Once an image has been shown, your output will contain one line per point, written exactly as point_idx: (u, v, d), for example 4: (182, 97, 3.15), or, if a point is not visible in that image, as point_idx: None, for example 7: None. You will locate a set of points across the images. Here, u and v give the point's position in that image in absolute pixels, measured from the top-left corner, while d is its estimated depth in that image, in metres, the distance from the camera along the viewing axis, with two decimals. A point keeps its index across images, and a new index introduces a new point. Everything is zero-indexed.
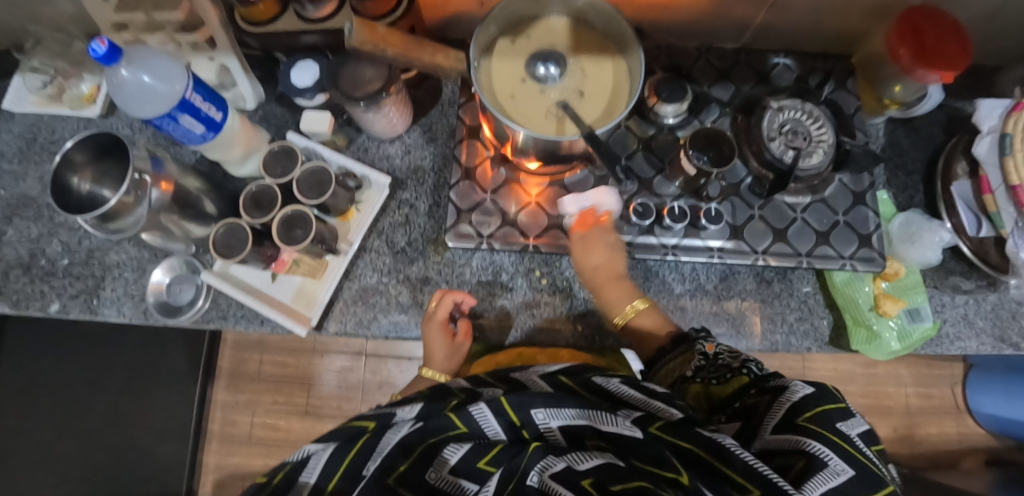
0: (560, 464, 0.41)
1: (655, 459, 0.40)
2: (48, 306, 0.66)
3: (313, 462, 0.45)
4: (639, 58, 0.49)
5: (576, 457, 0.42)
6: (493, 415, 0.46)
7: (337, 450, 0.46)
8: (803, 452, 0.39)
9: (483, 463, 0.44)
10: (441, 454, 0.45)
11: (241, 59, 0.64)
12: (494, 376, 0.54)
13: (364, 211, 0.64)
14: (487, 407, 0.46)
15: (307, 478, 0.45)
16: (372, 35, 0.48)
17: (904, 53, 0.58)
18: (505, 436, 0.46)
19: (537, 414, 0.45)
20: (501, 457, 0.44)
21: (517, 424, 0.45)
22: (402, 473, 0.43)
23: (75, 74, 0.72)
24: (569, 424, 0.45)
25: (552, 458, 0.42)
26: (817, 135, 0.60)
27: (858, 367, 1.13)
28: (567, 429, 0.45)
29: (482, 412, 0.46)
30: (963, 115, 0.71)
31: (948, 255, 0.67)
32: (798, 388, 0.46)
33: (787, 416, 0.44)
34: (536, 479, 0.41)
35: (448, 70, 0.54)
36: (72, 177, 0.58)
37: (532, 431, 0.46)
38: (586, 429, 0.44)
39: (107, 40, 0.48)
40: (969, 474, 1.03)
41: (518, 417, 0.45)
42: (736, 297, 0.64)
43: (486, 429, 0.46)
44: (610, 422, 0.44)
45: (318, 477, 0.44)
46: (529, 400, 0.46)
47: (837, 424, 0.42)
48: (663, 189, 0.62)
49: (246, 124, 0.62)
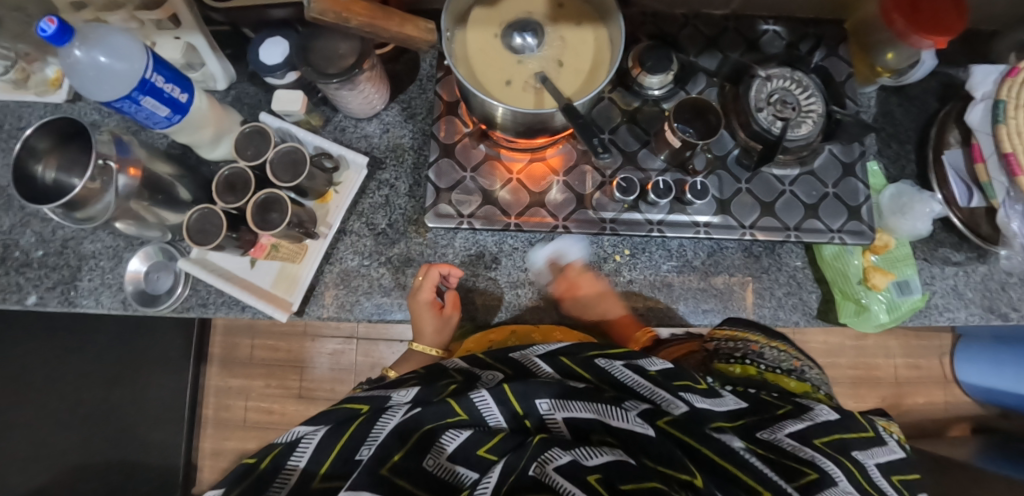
0: (563, 458, 0.41)
1: (667, 459, 0.41)
2: (24, 299, 0.65)
3: (303, 445, 0.45)
4: (620, 29, 0.47)
5: (584, 452, 0.42)
6: (496, 404, 0.45)
7: (329, 433, 0.45)
8: (814, 465, 0.41)
9: (483, 451, 0.44)
10: (440, 441, 0.44)
11: (207, 36, 0.61)
12: (493, 357, 0.53)
13: (343, 192, 0.62)
14: (489, 395, 0.46)
15: (297, 462, 0.44)
16: (334, 3, 0.46)
17: (897, 19, 0.56)
18: (507, 425, 0.45)
19: (541, 404, 0.46)
20: (502, 445, 0.44)
21: (520, 414, 0.45)
22: (395, 462, 0.42)
23: (39, 57, 0.69)
24: (573, 416, 0.45)
25: (556, 450, 0.42)
26: (806, 104, 0.58)
27: (849, 339, 1.13)
28: (572, 422, 0.45)
29: (484, 400, 0.46)
30: (956, 82, 0.69)
31: (938, 226, 0.66)
32: (821, 413, 0.47)
33: (803, 432, 0.45)
34: (536, 471, 0.40)
35: (419, 42, 0.51)
36: (36, 166, 0.55)
37: (534, 420, 0.46)
38: (594, 423, 0.45)
39: (57, 19, 0.45)
40: (954, 442, 1.05)
41: (522, 407, 0.45)
42: (724, 272, 0.63)
43: (488, 418, 0.46)
44: (617, 417, 0.44)
45: (308, 461, 0.44)
46: (534, 389, 0.46)
47: (851, 449, 0.44)
48: (648, 163, 0.60)
49: (215, 103, 0.60)
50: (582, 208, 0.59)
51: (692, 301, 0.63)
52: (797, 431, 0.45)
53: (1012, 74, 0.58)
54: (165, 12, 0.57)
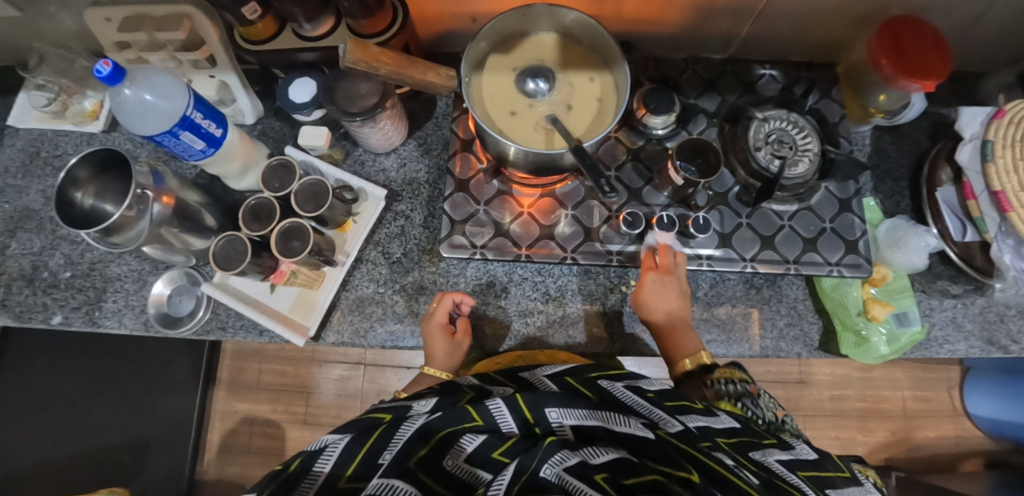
0: (573, 458, 0.41)
1: (665, 458, 0.42)
2: (50, 319, 0.68)
3: (329, 452, 0.46)
4: (624, 75, 0.51)
5: (591, 451, 0.43)
6: (508, 411, 0.47)
7: (352, 440, 0.47)
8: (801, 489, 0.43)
9: (497, 453, 0.44)
10: (457, 444, 0.45)
11: (240, 75, 0.67)
12: (502, 375, 0.57)
13: (361, 222, 0.66)
14: (503, 403, 0.47)
15: (322, 467, 0.45)
16: (365, 54, 0.49)
17: (886, 64, 0.59)
18: (518, 431, 0.46)
19: (551, 413, 0.47)
20: (515, 449, 0.44)
21: (531, 421, 0.46)
22: (421, 457, 0.44)
23: (78, 90, 0.74)
24: (582, 424, 0.47)
25: (566, 452, 0.42)
26: (803, 144, 0.61)
27: (855, 371, 1.13)
28: (579, 428, 0.46)
29: (499, 408, 0.47)
30: (948, 121, 0.72)
31: (935, 259, 0.68)
32: (802, 451, 0.49)
33: (788, 462, 0.47)
34: (550, 472, 0.40)
35: (439, 89, 0.54)
36: (75, 192, 0.58)
37: (544, 427, 0.46)
38: (598, 430, 0.46)
39: (111, 61, 0.49)
40: (966, 477, 1.04)
41: (532, 414, 0.47)
42: (726, 303, 0.66)
43: (501, 424, 0.46)
44: (620, 422, 0.46)
45: (333, 465, 0.45)
46: (543, 399, 0.48)
47: (829, 486, 0.46)
48: (652, 198, 0.63)
49: (245, 137, 0.63)
50: (590, 240, 0.61)
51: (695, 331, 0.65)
52: (783, 460, 0.47)
53: (999, 115, 0.62)
54: (202, 52, 0.62)
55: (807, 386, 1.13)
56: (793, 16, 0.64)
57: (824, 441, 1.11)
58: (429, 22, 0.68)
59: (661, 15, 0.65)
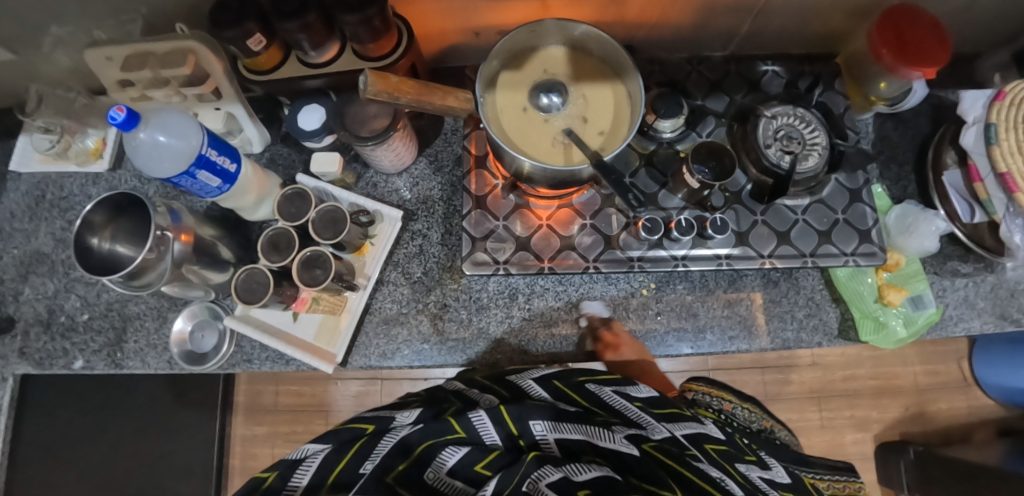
0: (555, 474, 0.45)
1: (652, 477, 0.46)
2: (71, 363, 0.68)
3: (307, 463, 0.49)
4: (638, 85, 0.51)
5: (574, 468, 0.46)
6: (492, 423, 0.50)
7: (333, 451, 0.50)
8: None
9: (480, 467, 0.47)
10: (439, 457, 0.48)
11: (245, 105, 0.66)
12: (491, 381, 0.57)
13: (379, 244, 0.66)
14: (486, 415, 0.50)
15: (299, 480, 0.48)
16: (385, 84, 0.49)
17: (886, 53, 0.60)
18: (502, 444, 0.50)
19: (535, 425, 0.51)
20: (497, 462, 0.48)
21: (514, 434, 0.50)
22: (400, 472, 0.46)
23: (79, 129, 0.73)
24: (564, 437, 0.50)
25: (548, 467, 0.46)
26: (811, 139, 0.62)
27: (865, 350, 1.15)
28: (562, 442, 0.50)
29: (482, 419, 0.50)
30: (947, 103, 0.73)
31: (944, 241, 0.69)
32: (777, 472, 0.57)
33: (767, 478, 0.55)
34: (530, 486, 0.44)
35: (458, 111, 0.53)
36: (92, 238, 0.58)
37: (528, 439, 0.50)
38: (583, 444, 0.50)
39: (125, 107, 0.49)
40: (981, 446, 1.05)
41: (516, 427, 0.50)
42: (747, 298, 0.66)
43: (484, 436, 0.50)
44: (606, 438, 0.50)
45: (311, 477, 0.48)
46: (527, 412, 0.51)
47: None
48: (667, 202, 0.64)
49: (258, 169, 0.63)
50: (610, 248, 0.62)
51: (718, 329, 0.66)
52: (764, 476, 0.55)
53: (1000, 97, 0.63)
54: (207, 86, 0.62)
55: (819, 368, 1.15)
56: (793, 12, 0.65)
57: (839, 421, 1.13)
58: (432, 39, 0.68)
59: (663, 18, 0.66)
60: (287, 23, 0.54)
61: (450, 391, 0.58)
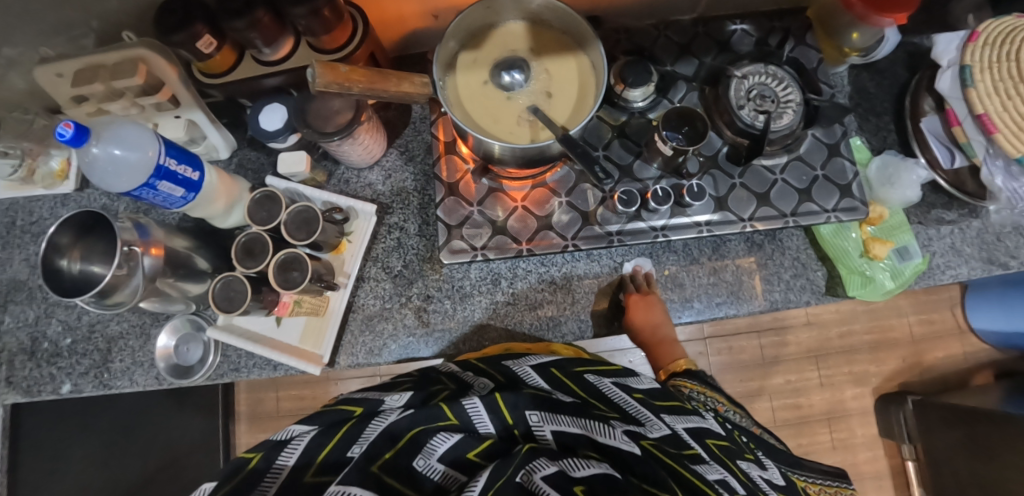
0: (549, 467, 0.41)
1: (653, 477, 0.42)
2: (59, 388, 0.67)
3: (293, 444, 0.45)
4: (600, 53, 0.50)
5: (573, 464, 0.43)
6: (487, 412, 0.49)
7: (319, 434, 0.46)
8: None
9: (472, 455, 0.46)
10: (429, 444, 0.45)
11: (206, 111, 0.64)
12: (486, 365, 0.57)
13: (356, 241, 0.65)
14: (481, 404, 0.49)
15: (286, 461, 0.44)
16: (335, 75, 0.46)
17: (857, 2, 0.59)
18: (496, 433, 0.48)
19: (530, 415, 0.49)
20: (490, 450, 0.46)
21: (509, 424, 0.48)
22: (387, 460, 0.43)
23: (42, 151, 0.71)
24: (561, 431, 0.47)
25: (541, 461, 0.42)
26: (784, 96, 0.61)
27: (859, 305, 1.15)
28: (559, 437, 0.47)
29: (475, 408, 0.49)
30: (922, 49, 0.72)
31: (927, 189, 0.68)
32: (773, 474, 0.54)
33: (767, 478, 0.52)
34: (524, 478, 0.40)
35: (417, 97, 0.51)
36: (61, 260, 0.57)
37: (521, 429, 0.48)
38: (582, 439, 0.47)
39: (72, 122, 0.47)
40: (980, 390, 1.06)
41: (512, 416, 0.48)
42: (731, 262, 0.66)
43: (478, 425, 0.48)
44: (605, 434, 0.47)
45: (298, 458, 0.44)
46: (522, 402, 0.50)
47: None
48: (643, 173, 0.63)
49: (224, 175, 0.62)
50: (588, 224, 0.61)
51: (705, 296, 0.66)
52: (763, 476, 0.52)
53: (973, 39, 0.62)
54: (163, 94, 0.60)
55: (815, 327, 1.15)
56: None
57: (839, 377, 1.14)
58: (391, 26, 0.66)
59: None
60: (236, 22, 0.52)
61: (440, 371, 0.57)
